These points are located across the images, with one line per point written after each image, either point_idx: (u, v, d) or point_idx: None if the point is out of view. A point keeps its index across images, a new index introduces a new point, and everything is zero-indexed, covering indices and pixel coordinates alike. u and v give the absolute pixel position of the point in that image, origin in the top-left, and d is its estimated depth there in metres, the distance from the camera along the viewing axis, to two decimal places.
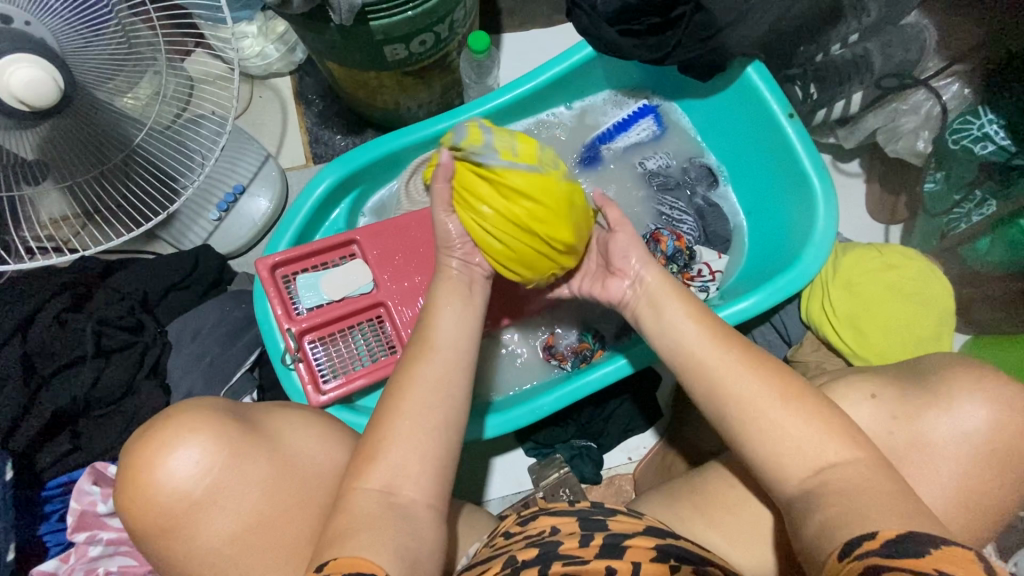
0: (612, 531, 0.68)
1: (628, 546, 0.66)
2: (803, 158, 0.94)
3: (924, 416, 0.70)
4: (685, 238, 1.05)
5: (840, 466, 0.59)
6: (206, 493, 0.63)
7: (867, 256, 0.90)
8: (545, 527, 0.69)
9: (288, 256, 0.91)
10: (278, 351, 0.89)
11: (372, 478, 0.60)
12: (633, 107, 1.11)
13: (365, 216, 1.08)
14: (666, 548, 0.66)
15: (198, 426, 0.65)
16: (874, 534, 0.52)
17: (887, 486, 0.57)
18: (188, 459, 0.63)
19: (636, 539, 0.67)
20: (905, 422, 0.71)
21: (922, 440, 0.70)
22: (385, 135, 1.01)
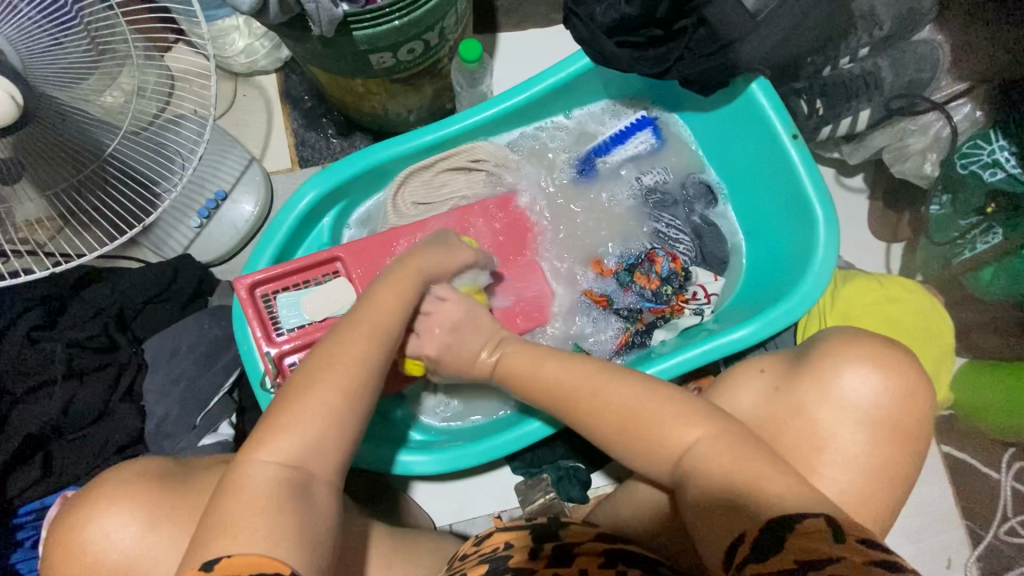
0: (562, 541, 0.72)
1: (579, 553, 0.69)
2: (806, 182, 0.90)
3: (813, 395, 0.73)
4: (680, 258, 1.02)
5: (696, 448, 0.68)
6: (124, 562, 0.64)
7: (867, 287, 0.87)
8: (497, 544, 0.73)
9: (269, 274, 0.88)
10: (258, 374, 0.87)
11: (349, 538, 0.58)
12: (631, 119, 1.06)
13: (350, 228, 1.03)
14: (613, 554, 0.70)
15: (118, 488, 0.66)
16: (746, 538, 0.58)
17: (749, 465, 0.64)
18: (116, 531, 0.63)
19: (587, 546, 0.70)
20: (802, 409, 0.73)
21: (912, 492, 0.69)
22: (373, 146, 0.96)
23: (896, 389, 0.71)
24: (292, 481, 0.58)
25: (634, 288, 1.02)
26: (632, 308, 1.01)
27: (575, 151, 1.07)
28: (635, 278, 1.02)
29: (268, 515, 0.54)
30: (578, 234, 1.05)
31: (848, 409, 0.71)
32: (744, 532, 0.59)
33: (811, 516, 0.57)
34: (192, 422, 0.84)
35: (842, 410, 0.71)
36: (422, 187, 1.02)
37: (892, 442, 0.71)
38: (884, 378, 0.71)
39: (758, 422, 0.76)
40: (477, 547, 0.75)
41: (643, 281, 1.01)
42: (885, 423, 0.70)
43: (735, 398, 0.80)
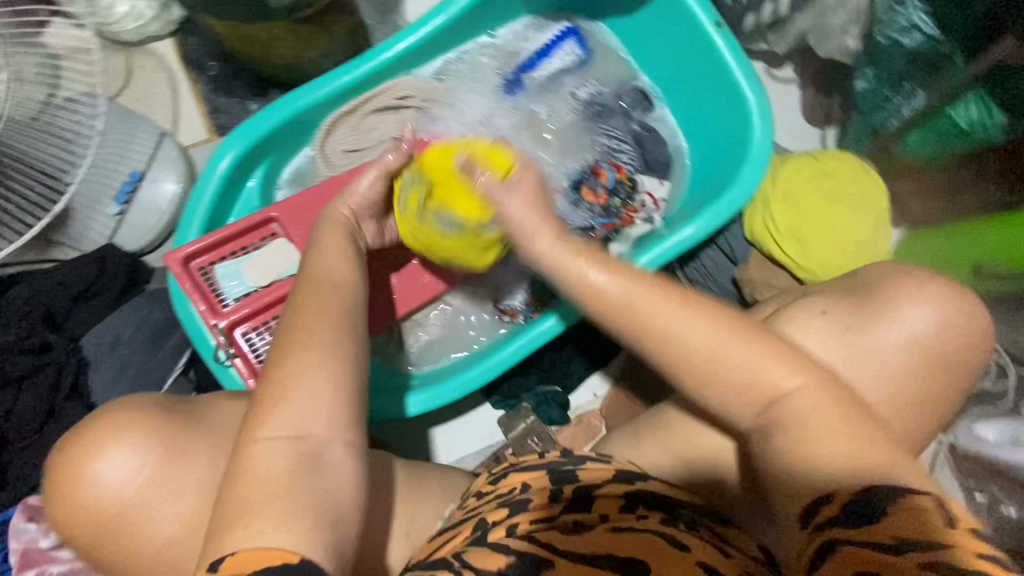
0: (580, 481, 0.69)
1: (598, 496, 0.67)
2: (734, 67, 0.89)
3: (881, 329, 0.71)
4: (625, 167, 1.02)
5: (796, 394, 0.55)
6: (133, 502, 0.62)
7: (806, 165, 0.89)
8: (514, 485, 0.70)
9: (204, 245, 0.84)
10: (209, 348, 0.83)
11: None
12: (555, 31, 1.03)
13: (282, 188, 0.98)
14: (634, 495, 0.67)
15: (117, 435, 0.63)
16: (835, 498, 0.50)
17: (843, 414, 0.54)
18: (118, 463, 0.62)
19: (607, 488, 0.68)
20: (868, 346, 0.71)
21: (873, 354, 0.70)
22: (288, 94, 0.90)
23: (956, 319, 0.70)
24: (300, 454, 0.51)
25: (585, 206, 1.00)
26: (586, 226, 0.99)
27: (502, 71, 1.02)
28: (584, 194, 1.00)
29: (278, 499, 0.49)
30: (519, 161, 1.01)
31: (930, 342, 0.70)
32: (833, 492, 0.50)
33: (921, 493, 0.49)
34: None
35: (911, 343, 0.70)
36: (350, 133, 0.97)
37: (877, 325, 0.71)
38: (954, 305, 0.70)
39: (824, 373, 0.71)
40: (494, 488, 0.72)
41: (592, 197, 1.00)
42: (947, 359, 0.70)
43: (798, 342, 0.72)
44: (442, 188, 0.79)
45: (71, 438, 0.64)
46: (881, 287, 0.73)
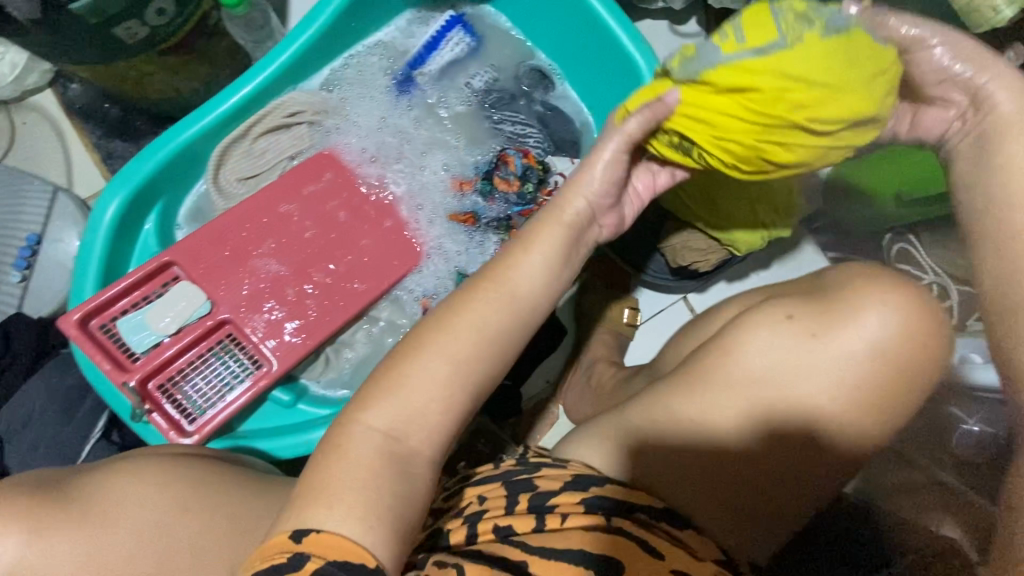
0: (538, 491, 0.66)
1: (556, 505, 0.64)
2: (620, 33, 0.88)
3: (841, 336, 0.68)
4: (533, 152, 0.99)
5: None
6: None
7: None
8: (473, 498, 0.69)
9: (99, 303, 0.80)
10: (123, 407, 0.80)
11: None
12: (440, 22, 0.99)
13: (183, 228, 0.94)
14: (597, 501, 0.65)
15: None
16: None
17: None
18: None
19: (564, 496, 0.65)
20: (828, 355, 0.69)
21: (835, 359, 0.68)
22: (167, 131, 0.86)
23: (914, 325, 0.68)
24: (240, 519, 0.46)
25: (498, 196, 0.98)
26: (501, 217, 0.98)
27: (391, 71, 0.99)
28: (496, 185, 0.98)
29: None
30: (426, 160, 0.99)
31: (884, 366, 0.68)
32: None
33: None
34: None
35: (868, 357, 0.68)
36: (244, 161, 0.93)
37: (841, 332, 0.69)
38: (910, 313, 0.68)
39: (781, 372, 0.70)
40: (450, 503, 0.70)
41: (502, 186, 0.98)
42: (900, 369, 0.68)
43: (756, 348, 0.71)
44: (724, 90, 0.58)
45: None
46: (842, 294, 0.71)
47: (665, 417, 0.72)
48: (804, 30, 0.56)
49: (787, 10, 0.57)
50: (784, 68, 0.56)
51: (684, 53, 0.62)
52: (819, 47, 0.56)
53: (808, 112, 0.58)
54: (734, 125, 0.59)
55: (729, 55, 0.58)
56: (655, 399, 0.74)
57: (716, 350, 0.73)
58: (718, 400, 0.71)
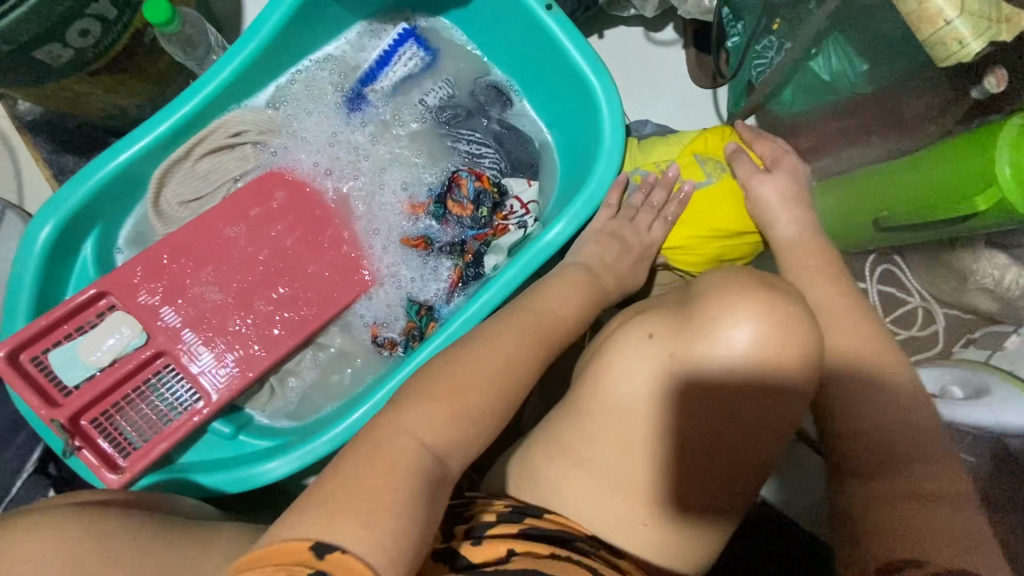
0: (474, 522, 0.63)
1: (492, 534, 0.61)
2: (574, 52, 0.83)
3: (700, 355, 0.65)
4: (488, 174, 0.94)
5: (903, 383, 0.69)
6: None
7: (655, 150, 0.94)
8: None
9: (25, 335, 0.78)
10: (55, 442, 0.78)
11: None
12: (392, 35, 0.95)
13: (124, 251, 0.92)
14: (532, 531, 0.62)
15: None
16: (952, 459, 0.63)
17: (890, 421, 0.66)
18: None
19: (499, 527, 0.62)
20: (692, 372, 0.66)
21: (690, 376, 0.66)
22: (101, 156, 0.83)
23: (773, 337, 0.64)
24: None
25: (452, 220, 0.94)
26: (455, 241, 0.95)
27: (341, 87, 0.95)
28: (449, 208, 0.94)
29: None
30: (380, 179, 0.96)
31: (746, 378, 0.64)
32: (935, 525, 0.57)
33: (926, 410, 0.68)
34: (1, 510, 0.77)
35: (726, 370, 0.65)
36: (187, 184, 0.90)
37: (697, 347, 0.65)
38: (768, 324, 0.63)
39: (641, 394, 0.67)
40: None
41: (455, 210, 0.93)
42: (767, 379, 0.64)
43: (613, 368, 0.68)
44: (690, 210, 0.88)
45: None
46: (702, 313, 0.66)
47: (565, 451, 0.70)
48: (721, 170, 0.88)
49: (710, 161, 0.89)
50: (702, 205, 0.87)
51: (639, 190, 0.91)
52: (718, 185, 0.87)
53: (741, 227, 0.86)
54: (689, 248, 0.90)
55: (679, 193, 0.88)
56: (551, 433, 0.71)
57: (590, 375, 0.70)
58: (587, 430, 0.69)
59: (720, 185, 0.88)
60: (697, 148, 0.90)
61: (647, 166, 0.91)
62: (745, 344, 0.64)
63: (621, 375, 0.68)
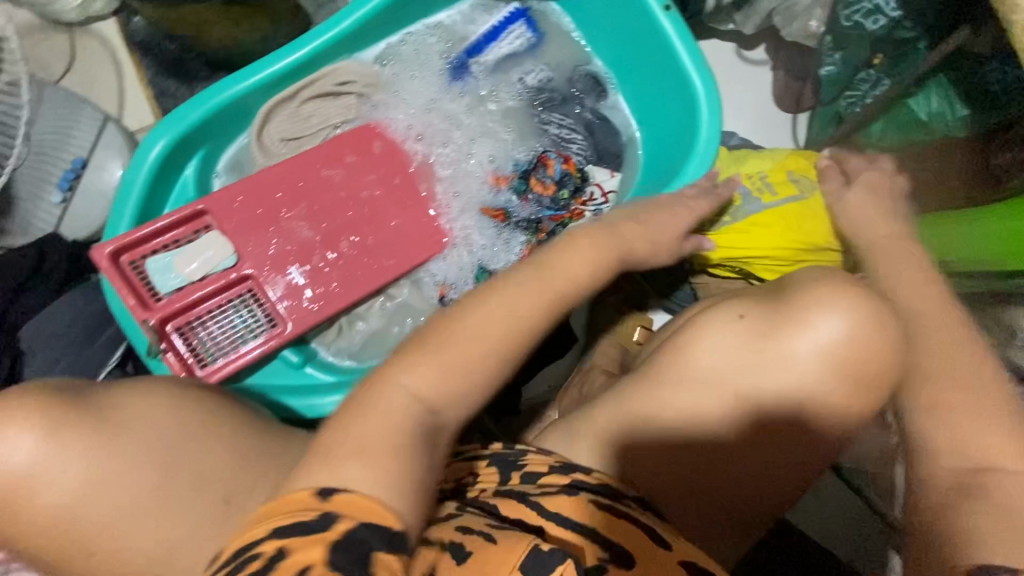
0: (526, 471, 0.64)
1: (542, 485, 0.62)
2: (683, 55, 0.85)
3: (791, 343, 0.67)
4: (574, 159, 0.98)
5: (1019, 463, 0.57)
6: (20, 477, 0.49)
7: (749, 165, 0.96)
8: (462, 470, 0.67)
9: (130, 238, 0.82)
10: (141, 343, 0.83)
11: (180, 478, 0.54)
12: (503, 13, 0.98)
13: (220, 177, 0.96)
14: (576, 484, 0.62)
15: (13, 417, 0.51)
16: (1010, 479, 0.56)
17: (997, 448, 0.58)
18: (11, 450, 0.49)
19: (550, 477, 0.63)
20: (778, 355, 0.68)
21: (777, 359, 0.67)
22: (218, 83, 0.87)
23: (863, 330, 0.65)
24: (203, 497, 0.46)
25: (532, 197, 0.98)
26: (531, 218, 0.97)
27: (448, 55, 0.98)
28: (531, 186, 0.98)
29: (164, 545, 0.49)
30: (470, 147, 0.98)
31: (832, 366, 0.66)
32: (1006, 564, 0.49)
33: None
34: None
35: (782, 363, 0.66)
36: (289, 123, 0.94)
37: (786, 333, 0.68)
38: (860, 317, 0.65)
39: (727, 372, 0.69)
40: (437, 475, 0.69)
41: (536, 188, 0.97)
42: (851, 368, 0.65)
43: (703, 344, 0.71)
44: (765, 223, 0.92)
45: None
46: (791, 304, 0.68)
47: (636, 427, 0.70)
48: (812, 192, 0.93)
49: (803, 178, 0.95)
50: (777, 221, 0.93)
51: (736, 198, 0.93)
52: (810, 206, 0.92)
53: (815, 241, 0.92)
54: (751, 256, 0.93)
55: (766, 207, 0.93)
56: (622, 400, 0.72)
57: (671, 348, 0.73)
58: (664, 403, 0.70)
59: (810, 203, 0.94)
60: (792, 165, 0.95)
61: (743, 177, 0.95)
62: (835, 334, 0.65)
63: (706, 351, 0.70)
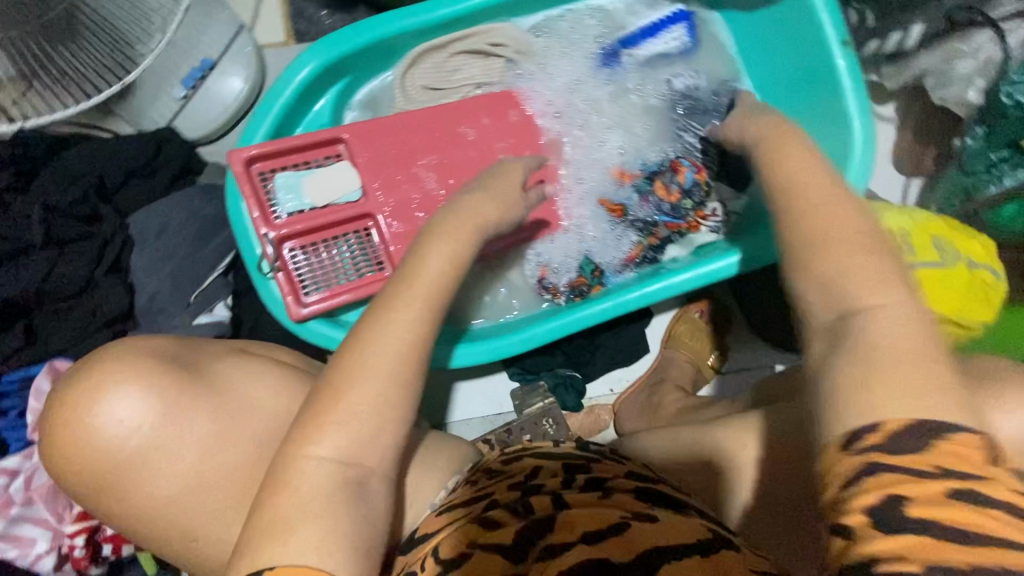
0: (594, 474, 0.64)
1: (612, 487, 0.61)
2: (850, 94, 0.83)
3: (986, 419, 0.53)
4: (706, 171, 0.97)
5: None
6: (137, 452, 0.59)
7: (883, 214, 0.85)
8: (525, 467, 0.67)
9: (267, 149, 0.81)
10: (254, 257, 0.81)
11: (315, 438, 0.54)
12: (666, 11, 0.97)
13: (353, 110, 0.94)
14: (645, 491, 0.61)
15: (120, 375, 0.60)
16: None
17: None
18: (120, 412, 0.59)
19: (620, 482, 0.62)
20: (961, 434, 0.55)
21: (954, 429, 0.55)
22: (381, 15, 0.85)
23: None
24: (345, 481, 0.54)
25: (652, 199, 0.97)
26: (647, 220, 0.97)
27: (602, 41, 0.98)
28: (655, 188, 0.97)
29: (320, 520, 0.51)
30: (604, 135, 0.98)
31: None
32: None
33: None
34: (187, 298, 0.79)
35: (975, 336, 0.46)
36: (433, 71, 0.93)
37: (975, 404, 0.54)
38: None
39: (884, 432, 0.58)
40: (506, 469, 0.68)
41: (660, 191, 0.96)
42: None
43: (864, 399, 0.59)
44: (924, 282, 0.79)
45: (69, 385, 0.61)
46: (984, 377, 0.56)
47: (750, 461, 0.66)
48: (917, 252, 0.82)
49: (947, 246, 0.82)
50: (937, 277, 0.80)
51: None
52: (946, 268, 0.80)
53: (960, 313, 0.80)
54: None
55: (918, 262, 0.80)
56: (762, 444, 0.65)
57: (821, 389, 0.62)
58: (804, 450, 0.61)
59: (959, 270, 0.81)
60: (935, 229, 0.83)
61: (880, 228, 0.83)
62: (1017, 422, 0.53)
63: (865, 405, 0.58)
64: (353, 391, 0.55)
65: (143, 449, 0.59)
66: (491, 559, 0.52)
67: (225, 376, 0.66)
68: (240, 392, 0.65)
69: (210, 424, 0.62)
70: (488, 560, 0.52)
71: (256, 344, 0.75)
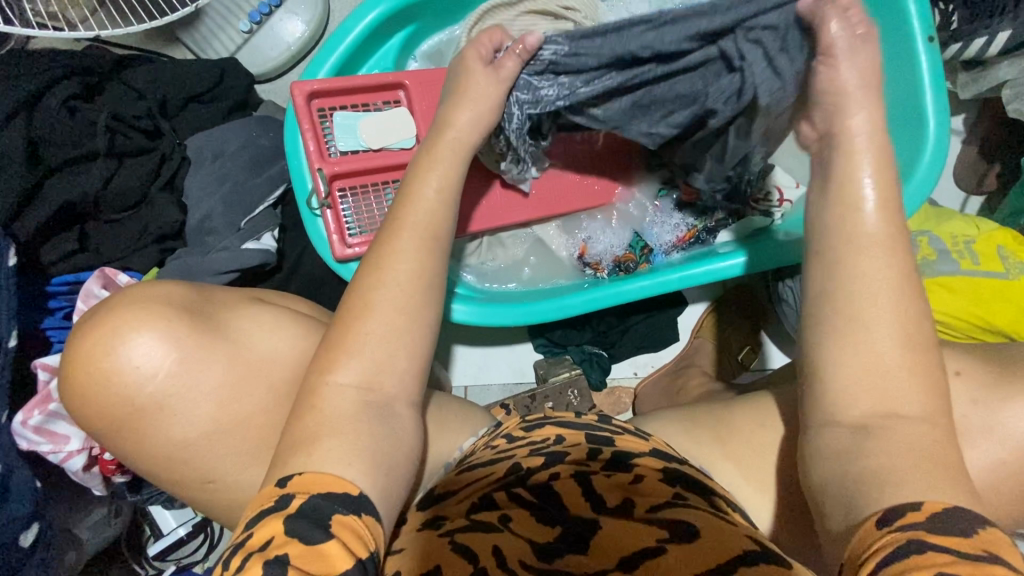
0: (619, 447, 0.61)
1: (637, 464, 0.59)
2: (928, 96, 0.80)
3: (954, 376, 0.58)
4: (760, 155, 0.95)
5: None
6: (155, 398, 0.56)
7: (920, 218, 0.87)
8: (551, 433, 0.63)
9: (328, 86, 0.81)
10: (305, 191, 0.82)
11: (352, 362, 0.50)
12: None
13: (415, 60, 0.95)
14: (673, 471, 0.59)
15: (126, 322, 0.56)
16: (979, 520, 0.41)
17: None
18: (140, 359, 0.55)
19: (645, 458, 0.60)
20: (982, 425, 0.58)
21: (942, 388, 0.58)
22: None
23: None
24: (371, 410, 0.49)
25: None
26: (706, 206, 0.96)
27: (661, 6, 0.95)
28: None
29: (347, 443, 0.47)
30: None
31: None
32: None
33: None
34: (236, 224, 0.80)
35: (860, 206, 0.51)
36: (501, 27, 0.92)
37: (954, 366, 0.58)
38: None
39: None
40: (525, 431, 0.63)
41: None
42: None
43: None
44: (967, 292, 0.79)
45: (80, 337, 0.56)
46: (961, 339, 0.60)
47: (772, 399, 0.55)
48: (968, 257, 0.80)
49: (1013, 258, 0.80)
50: (985, 287, 0.79)
51: (924, 253, 0.82)
52: (998, 281, 0.79)
53: (1016, 328, 0.78)
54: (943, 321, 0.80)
55: (964, 270, 0.80)
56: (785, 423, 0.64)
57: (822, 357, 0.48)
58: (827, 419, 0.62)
59: (1016, 284, 0.79)
60: (1002, 240, 0.81)
61: (941, 235, 0.83)
62: None
63: None
64: (372, 323, 0.51)
65: (166, 388, 0.56)
66: (490, 514, 0.54)
67: (240, 324, 0.62)
68: (262, 342, 0.61)
69: (226, 374, 0.59)
70: (488, 514, 0.54)
71: (273, 293, 0.71)
